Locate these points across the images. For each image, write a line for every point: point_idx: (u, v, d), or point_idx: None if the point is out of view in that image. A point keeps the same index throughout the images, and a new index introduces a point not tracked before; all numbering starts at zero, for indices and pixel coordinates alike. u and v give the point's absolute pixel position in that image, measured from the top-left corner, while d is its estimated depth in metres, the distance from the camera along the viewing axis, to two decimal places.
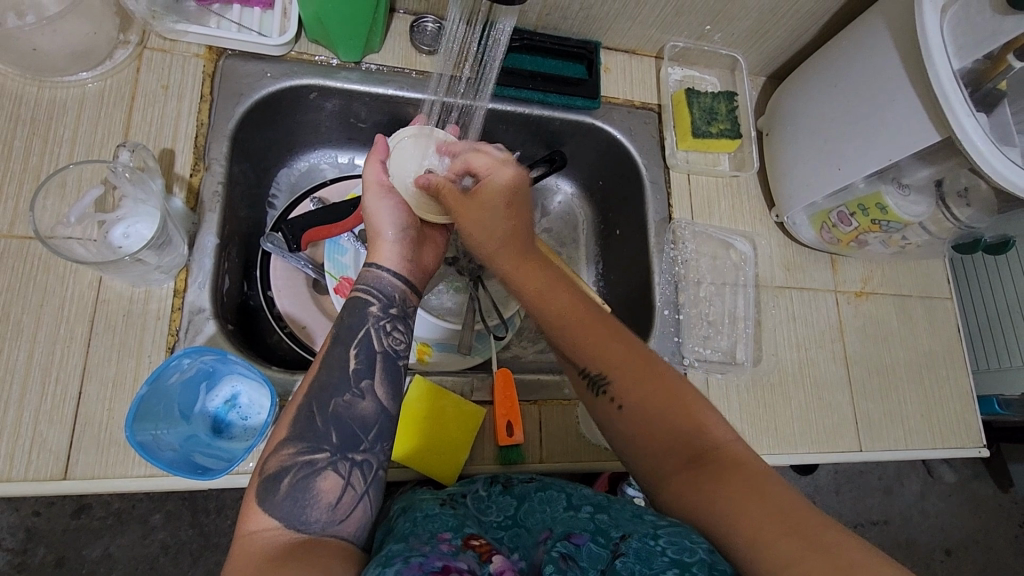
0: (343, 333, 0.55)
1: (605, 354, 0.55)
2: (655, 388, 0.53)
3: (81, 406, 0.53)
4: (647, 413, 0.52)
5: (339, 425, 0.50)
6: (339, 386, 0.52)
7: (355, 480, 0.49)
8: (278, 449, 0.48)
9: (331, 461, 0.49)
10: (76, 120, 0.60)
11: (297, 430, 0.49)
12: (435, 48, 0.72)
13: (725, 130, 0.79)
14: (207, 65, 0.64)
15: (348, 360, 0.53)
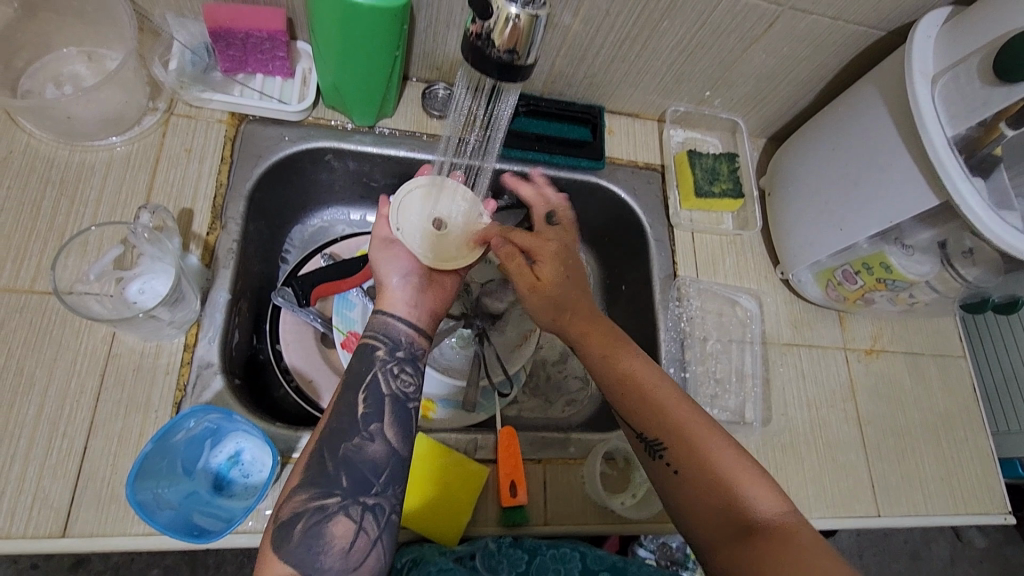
0: (353, 379, 0.55)
1: (664, 417, 0.54)
2: (710, 460, 0.51)
3: (85, 461, 0.53)
4: (701, 482, 0.50)
5: (350, 469, 0.50)
6: (348, 429, 0.52)
7: (368, 524, 0.49)
8: (291, 495, 0.49)
9: (343, 505, 0.49)
10: (102, 181, 0.63)
11: (309, 476, 0.49)
12: (445, 113, 0.76)
13: (728, 190, 0.81)
14: (229, 130, 0.68)
15: (356, 405, 0.54)
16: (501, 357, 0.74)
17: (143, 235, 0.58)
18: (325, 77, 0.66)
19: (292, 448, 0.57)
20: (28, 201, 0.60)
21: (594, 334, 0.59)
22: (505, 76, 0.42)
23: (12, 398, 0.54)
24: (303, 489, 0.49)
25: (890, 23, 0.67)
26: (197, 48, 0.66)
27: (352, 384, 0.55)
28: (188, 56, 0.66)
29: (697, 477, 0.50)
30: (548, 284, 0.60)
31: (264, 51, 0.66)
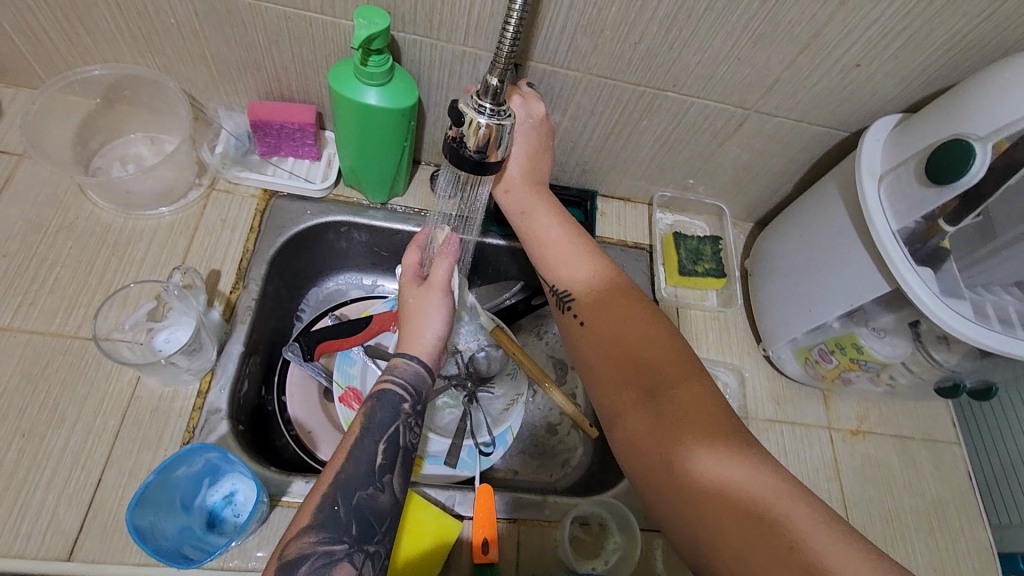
0: (375, 428, 0.59)
1: (591, 291, 0.66)
2: (622, 325, 0.62)
3: (99, 491, 0.59)
4: (664, 431, 0.55)
5: (359, 517, 0.54)
6: (364, 480, 0.56)
7: (368, 571, 0.53)
8: (299, 536, 0.52)
9: (349, 551, 0.53)
10: (148, 244, 0.73)
11: (320, 520, 0.53)
12: None
13: (710, 270, 0.86)
14: (260, 204, 0.78)
15: (376, 456, 0.57)
16: (487, 419, 0.78)
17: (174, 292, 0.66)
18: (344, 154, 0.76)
19: (283, 491, 0.63)
20: (84, 259, 0.70)
21: (544, 219, 0.72)
22: (478, 171, 0.50)
23: (45, 430, 0.61)
24: (306, 534, 0.52)
25: (850, 125, 0.74)
26: (239, 134, 0.78)
27: (369, 435, 0.58)
28: (230, 142, 0.78)
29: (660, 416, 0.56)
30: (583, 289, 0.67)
31: (295, 139, 0.77)
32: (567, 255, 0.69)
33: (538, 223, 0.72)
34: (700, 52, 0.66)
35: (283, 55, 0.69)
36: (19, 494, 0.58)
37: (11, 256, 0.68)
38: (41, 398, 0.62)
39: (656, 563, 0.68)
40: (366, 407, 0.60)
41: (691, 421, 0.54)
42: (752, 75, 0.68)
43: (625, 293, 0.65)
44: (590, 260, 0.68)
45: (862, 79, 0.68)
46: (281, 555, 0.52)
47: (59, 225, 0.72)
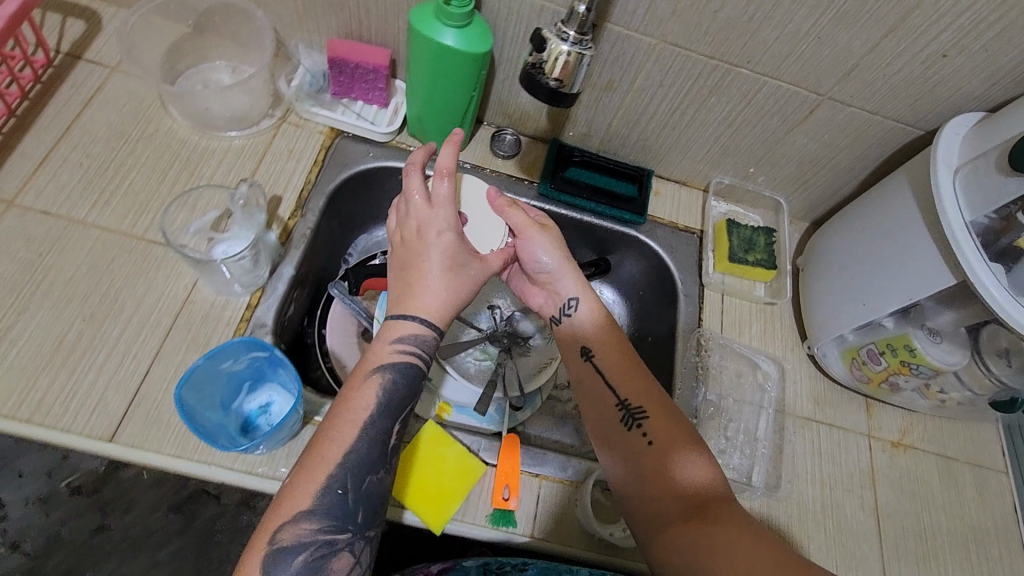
0: (394, 405, 0.58)
1: (633, 385, 0.64)
2: (667, 432, 0.61)
3: (146, 380, 0.62)
4: (671, 454, 0.60)
5: (366, 504, 0.55)
6: (373, 464, 0.56)
7: (366, 557, 0.54)
8: (299, 521, 0.51)
9: (349, 541, 0.53)
10: (218, 164, 0.76)
11: (326, 507, 0.52)
12: (510, 155, 0.87)
13: (762, 260, 0.85)
14: (326, 140, 0.81)
15: (388, 436, 0.57)
16: (520, 375, 0.77)
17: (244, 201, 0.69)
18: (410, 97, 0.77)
19: (316, 412, 0.64)
20: (158, 169, 0.74)
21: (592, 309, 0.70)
22: (552, 101, 0.50)
23: (103, 318, 0.64)
24: (304, 521, 0.52)
25: (926, 122, 0.72)
26: (315, 72, 0.80)
27: (384, 412, 0.57)
28: (305, 81, 0.80)
29: (672, 447, 0.60)
30: (614, 365, 0.66)
31: (368, 81, 0.79)
32: (606, 345, 0.67)
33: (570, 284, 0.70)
34: (780, 28, 0.65)
35: None
36: (75, 372, 0.61)
37: (93, 158, 0.72)
38: (104, 288, 0.65)
39: None
40: (377, 382, 0.58)
41: (691, 444, 0.61)
42: (831, 57, 0.67)
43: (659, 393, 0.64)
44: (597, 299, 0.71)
45: (946, 72, 0.66)
46: (274, 538, 0.51)
47: (140, 134, 0.75)
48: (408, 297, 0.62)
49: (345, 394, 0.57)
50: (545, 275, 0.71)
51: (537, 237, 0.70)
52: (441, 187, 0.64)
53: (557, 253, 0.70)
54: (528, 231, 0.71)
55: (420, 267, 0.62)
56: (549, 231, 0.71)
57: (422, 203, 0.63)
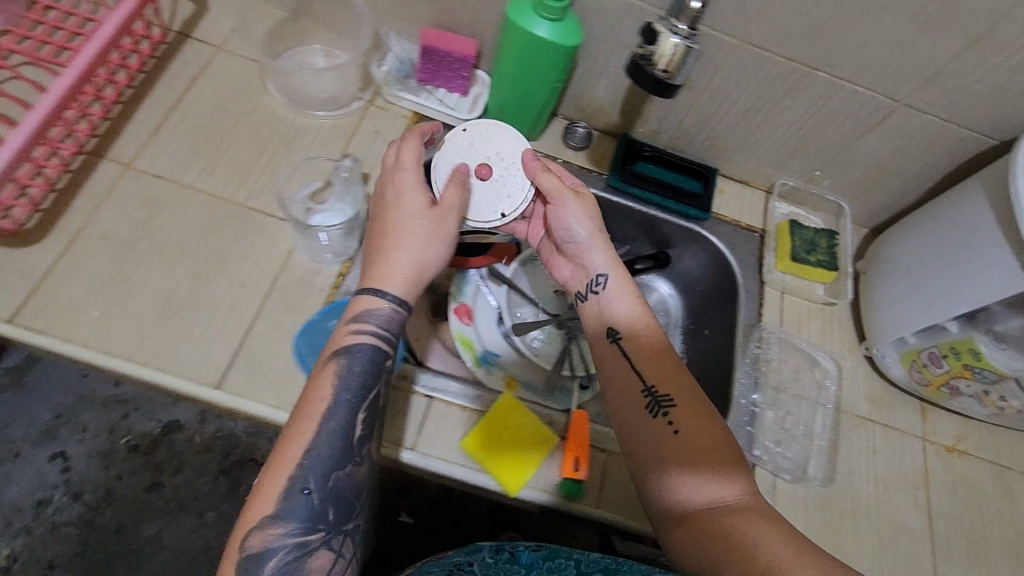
0: (354, 393, 0.57)
1: (670, 376, 0.62)
2: (700, 424, 0.58)
3: (250, 335, 0.67)
4: (699, 446, 0.57)
5: (336, 500, 0.55)
6: (339, 459, 0.55)
7: (348, 549, 0.55)
8: (264, 529, 0.52)
9: (324, 539, 0.53)
10: (311, 140, 0.80)
11: (286, 510, 0.52)
12: (582, 147, 0.90)
13: (823, 262, 0.86)
14: (410, 124, 0.85)
15: (354, 425, 0.57)
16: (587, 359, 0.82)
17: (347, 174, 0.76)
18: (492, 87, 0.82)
19: (402, 376, 0.69)
20: (258, 141, 0.78)
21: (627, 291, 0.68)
22: (656, 91, 0.53)
23: (210, 276, 0.69)
24: (271, 525, 0.52)
25: (1002, 132, 0.74)
26: (404, 59, 0.84)
27: (344, 399, 0.57)
28: (392, 67, 0.84)
29: (696, 438, 0.57)
30: (641, 348, 0.64)
31: (454, 70, 0.83)
32: (641, 329, 0.65)
33: (600, 258, 0.69)
34: (865, 33, 0.67)
35: None
36: (188, 325, 0.66)
37: (199, 129, 0.76)
38: (210, 250, 0.70)
39: None
40: (334, 366, 0.58)
41: (718, 438, 0.58)
42: (913, 64, 0.69)
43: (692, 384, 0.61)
44: (625, 277, 0.68)
45: None
46: (244, 546, 0.52)
47: (241, 109, 0.79)
48: (382, 270, 0.62)
49: (308, 385, 0.57)
50: (574, 246, 0.70)
51: (572, 202, 0.68)
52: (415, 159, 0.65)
53: (591, 218, 0.69)
54: (561, 196, 0.69)
55: (395, 232, 0.62)
56: (582, 198, 0.69)
57: (390, 173, 0.65)
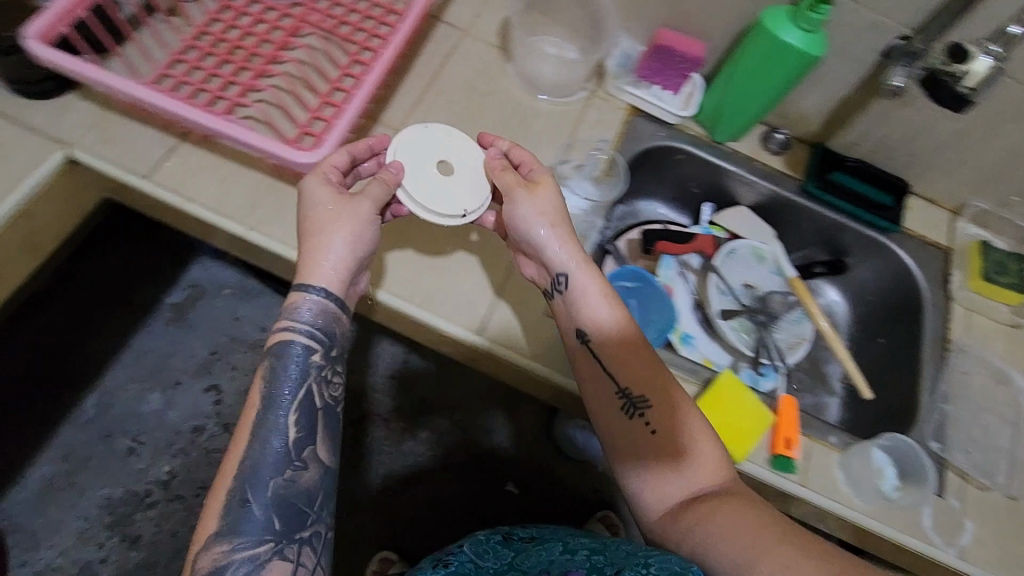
0: (285, 396, 0.59)
1: (645, 378, 0.65)
2: (673, 422, 0.63)
3: (503, 291, 0.77)
4: (674, 447, 0.62)
5: (282, 509, 0.57)
6: (277, 465, 0.57)
7: (305, 555, 0.57)
8: (211, 548, 0.54)
9: (274, 550, 0.55)
10: (545, 122, 0.87)
11: (228, 525, 0.55)
12: (780, 152, 0.95)
13: (1014, 284, 0.89)
14: (627, 117, 0.91)
15: (289, 427, 0.59)
16: (779, 347, 0.88)
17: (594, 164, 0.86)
18: (716, 83, 0.89)
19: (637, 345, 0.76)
20: (503, 119, 0.86)
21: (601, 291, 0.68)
22: (959, 105, 0.68)
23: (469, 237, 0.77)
24: (217, 544, 0.54)
25: None
26: (628, 54, 0.92)
27: (276, 404, 0.59)
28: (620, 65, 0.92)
29: (666, 437, 0.63)
30: (609, 351, 0.66)
31: (678, 68, 0.89)
32: (616, 333, 0.67)
33: (532, 208, 0.68)
34: None
35: None
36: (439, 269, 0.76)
37: (453, 106, 0.85)
38: None
39: (924, 518, 0.73)
40: (265, 368, 0.60)
41: (693, 436, 0.63)
42: None
43: (668, 381, 0.66)
44: (593, 272, 0.68)
45: None
46: (195, 567, 0.54)
47: (487, 89, 0.87)
48: (311, 264, 0.62)
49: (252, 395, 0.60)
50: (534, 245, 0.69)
51: (525, 195, 0.68)
52: (335, 163, 0.67)
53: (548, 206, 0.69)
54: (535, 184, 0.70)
55: (330, 219, 0.62)
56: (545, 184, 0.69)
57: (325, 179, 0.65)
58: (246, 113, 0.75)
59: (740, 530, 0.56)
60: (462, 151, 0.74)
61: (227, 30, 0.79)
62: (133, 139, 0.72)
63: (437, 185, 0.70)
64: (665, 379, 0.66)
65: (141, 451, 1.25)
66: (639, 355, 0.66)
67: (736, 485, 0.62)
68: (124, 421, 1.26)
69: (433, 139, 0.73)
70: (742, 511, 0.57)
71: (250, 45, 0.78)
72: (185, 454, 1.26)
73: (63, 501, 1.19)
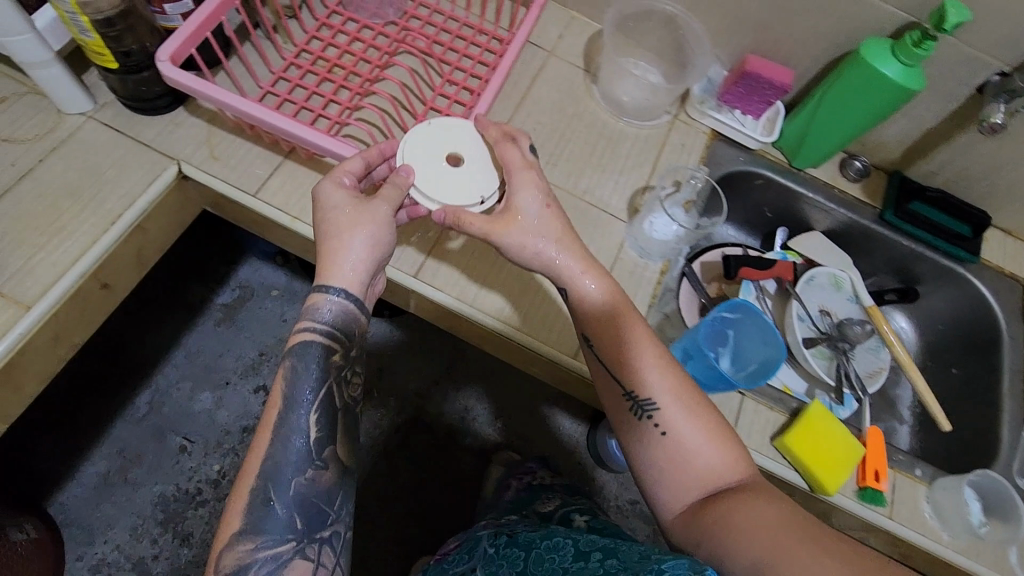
0: (306, 398, 0.60)
1: (649, 378, 0.64)
2: (686, 418, 0.62)
3: None
4: (683, 448, 0.61)
5: (301, 508, 0.58)
6: (300, 464, 0.59)
7: (325, 552, 0.59)
8: (233, 547, 0.56)
9: (296, 549, 0.57)
10: (631, 146, 0.88)
11: (250, 523, 0.56)
12: (858, 180, 0.95)
13: None
14: (708, 141, 0.92)
15: (310, 426, 0.60)
16: (860, 375, 0.88)
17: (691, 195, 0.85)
18: (804, 107, 0.88)
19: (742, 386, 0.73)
20: (590, 142, 0.87)
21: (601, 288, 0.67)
22: None
23: None
24: (240, 543, 0.56)
25: None
26: (714, 80, 0.91)
27: (291, 406, 0.60)
28: (704, 85, 0.91)
29: (679, 435, 0.61)
30: (613, 351, 0.66)
31: (761, 95, 0.89)
32: (617, 329, 0.66)
33: (530, 199, 0.67)
34: None
35: (805, 22, 0.82)
36: (518, 284, 0.77)
37: (542, 128, 0.86)
38: None
39: (1010, 555, 0.74)
40: (287, 369, 0.60)
41: (707, 428, 0.62)
42: None
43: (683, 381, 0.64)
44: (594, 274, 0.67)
45: None
46: (220, 564, 0.56)
47: (574, 110, 0.88)
48: (329, 264, 0.62)
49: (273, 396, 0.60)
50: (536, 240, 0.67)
51: (522, 176, 0.67)
52: (351, 168, 0.66)
53: (543, 199, 0.68)
54: (521, 170, 0.68)
55: (347, 224, 0.62)
56: (534, 172, 0.68)
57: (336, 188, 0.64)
58: (347, 133, 0.76)
59: (765, 524, 0.54)
60: (474, 143, 0.72)
61: (325, 49, 0.81)
62: (242, 157, 0.73)
63: (447, 177, 0.69)
64: (670, 377, 0.64)
65: (192, 449, 1.23)
66: (643, 352, 0.65)
67: (751, 483, 0.60)
68: (175, 419, 1.24)
69: (436, 137, 0.71)
70: (757, 507, 0.56)
71: (349, 65, 0.80)
72: (234, 453, 1.25)
73: (116, 497, 1.17)
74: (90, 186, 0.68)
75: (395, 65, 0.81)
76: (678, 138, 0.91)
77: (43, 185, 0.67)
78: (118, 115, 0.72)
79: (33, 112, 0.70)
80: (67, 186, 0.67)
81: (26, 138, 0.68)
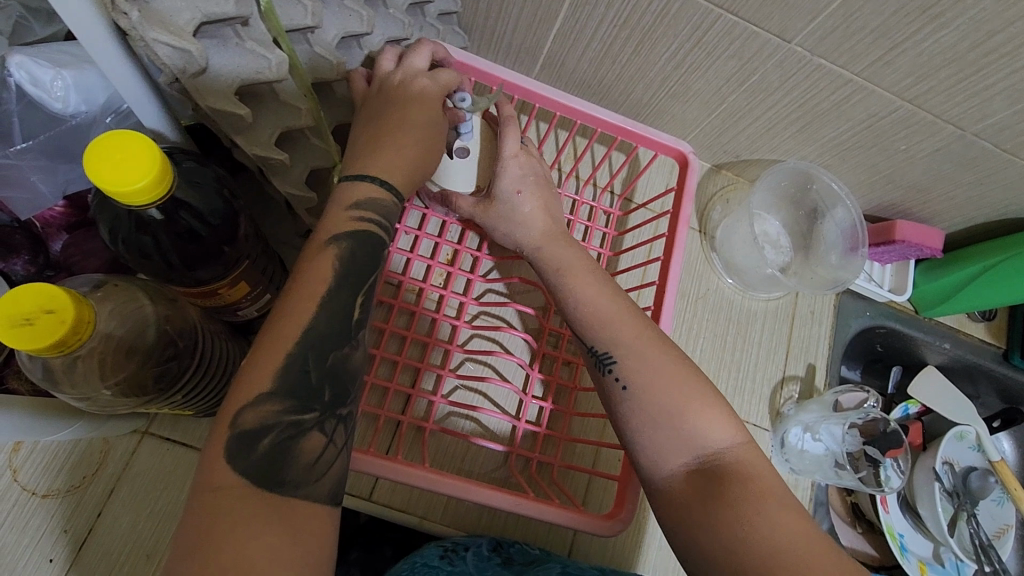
0: (351, 269, 0.45)
1: (618, 330, 0.52)
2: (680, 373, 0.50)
3: None
4: (648, 402, 0.49)
5: (334, 381, 0.42)
6: (335, 337, 0.43)
7: (343, 437, 0.42)
8: (259, 402, 0.39)
9: (319, 421, 0.41)
10: (762, 327, 0.78)
11: (287, 383, 0.40)
12: (986, 319, 0.89)
13: None
14: (832, 300, 0.82)
15: (351, 311, 0.44)
16: (990, 537, 0.85)
17: (865, 416, 0.73)
18: (971, 255, 0.77)
19: None
20: (718, 334, 0.77)
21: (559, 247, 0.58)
22: None
23: None
24: (266, 401, 0.39)
25: None
26: (842, 224, 0.77)
27: (355, 285, 0.45)
28: (829, 285, 0.75)
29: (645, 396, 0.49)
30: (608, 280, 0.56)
31: (898, 253, 0.78)
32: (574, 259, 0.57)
33: (508, 180, 0.61)
34: None
35: (969, 190, 0.70)
36: None
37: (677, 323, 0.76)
38: None
39: None
40: (334, 251, 0.44)
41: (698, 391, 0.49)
42: None
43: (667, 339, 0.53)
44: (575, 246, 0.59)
45: None
46: (235, 421, 0.39)
47: (696, 293, 0.78)
48: (375, 159, 0.50)
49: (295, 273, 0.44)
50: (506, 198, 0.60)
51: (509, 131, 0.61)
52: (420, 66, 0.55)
53: (524, 181, 0.61)
54: (510, 160, 0.61)
55: (420, 123, 0.53)
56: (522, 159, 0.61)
57: (370, 88, 0.53)
58: (458, 385, 0.65)
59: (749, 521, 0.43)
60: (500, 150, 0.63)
61: (408, 265, 0.67)
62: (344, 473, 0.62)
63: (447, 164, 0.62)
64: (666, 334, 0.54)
65: None
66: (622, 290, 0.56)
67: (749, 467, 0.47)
68: None
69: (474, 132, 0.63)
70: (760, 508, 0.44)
71: (445, 288, 0.67)
72: None
73: None
74: (164, 540, 0.55)
75: (505, 306, 0.68)
76: (807, 303, 0.80)
77: (107, 552, 0.54)
78: (177, 423, 0.58)
79: (71, 449, 0.56)
80: (139, 548, 0.54)
81: (66, 489, 0.55)
